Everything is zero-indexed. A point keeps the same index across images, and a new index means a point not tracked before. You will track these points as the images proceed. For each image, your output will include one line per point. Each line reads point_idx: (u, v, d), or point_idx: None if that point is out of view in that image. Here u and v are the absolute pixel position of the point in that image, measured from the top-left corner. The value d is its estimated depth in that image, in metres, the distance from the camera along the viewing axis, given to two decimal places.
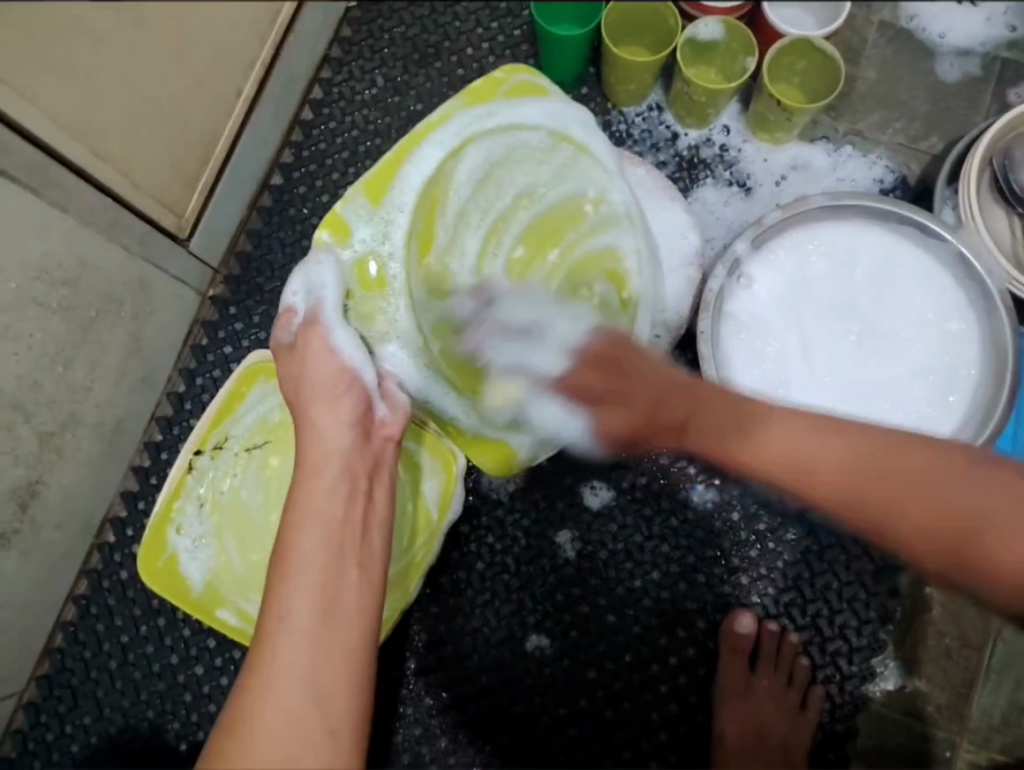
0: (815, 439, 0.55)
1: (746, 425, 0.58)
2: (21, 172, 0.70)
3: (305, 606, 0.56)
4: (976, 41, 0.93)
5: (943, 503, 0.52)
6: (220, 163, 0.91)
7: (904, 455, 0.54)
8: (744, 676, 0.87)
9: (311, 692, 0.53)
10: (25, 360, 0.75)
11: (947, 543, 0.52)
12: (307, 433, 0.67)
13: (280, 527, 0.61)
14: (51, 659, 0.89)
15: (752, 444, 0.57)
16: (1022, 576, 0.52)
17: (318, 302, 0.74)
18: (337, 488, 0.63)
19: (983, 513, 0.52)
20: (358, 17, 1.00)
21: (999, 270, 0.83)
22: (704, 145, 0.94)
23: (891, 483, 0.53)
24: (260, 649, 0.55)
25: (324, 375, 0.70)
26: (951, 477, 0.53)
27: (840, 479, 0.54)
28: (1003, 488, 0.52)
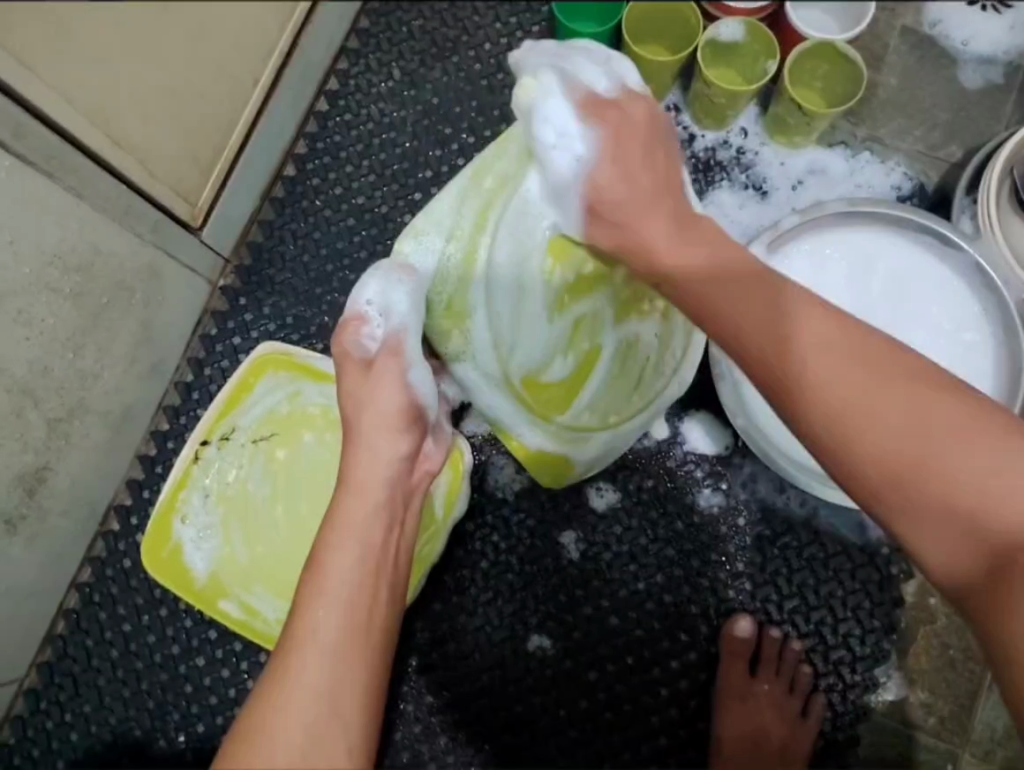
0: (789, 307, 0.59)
1: (695, 255, 0.66)
2: (35, 155, 0.70)
3: (334, 624, 0.59)
4: (999, 49, 0.92)
5: (881, 426, 0.54)
6: (236, 153, 0.90)
7: (887, 367, 0.56)
8: (747, 679, 0.86)
9: (329, 706, 0.57)
10: (36, 346, 0.76)
11: (891, 466, 0.54)
12: (358, 453, 0.69)
13: (319, 539, 0.64)
14: (52, 646, 0.89)
15: (733, 312, 0.61)
16: (946, 520, 0.53)
17: (395, 327, 0.75)
18: (378, 515, 0.66)
19: (915, 429, 0.54)
20: (377, 9, 0.99)
21: (1015, 280, 0.82)
22: (721, 148, 0.93)
23: (847, 373, 0.56)
24: (282, 659, 0.59)
25: (382, 401, 0.72)
26: (906, 393, 0.55)
27: (820, 363, 0.57)
28: (952, 426, 0.54)
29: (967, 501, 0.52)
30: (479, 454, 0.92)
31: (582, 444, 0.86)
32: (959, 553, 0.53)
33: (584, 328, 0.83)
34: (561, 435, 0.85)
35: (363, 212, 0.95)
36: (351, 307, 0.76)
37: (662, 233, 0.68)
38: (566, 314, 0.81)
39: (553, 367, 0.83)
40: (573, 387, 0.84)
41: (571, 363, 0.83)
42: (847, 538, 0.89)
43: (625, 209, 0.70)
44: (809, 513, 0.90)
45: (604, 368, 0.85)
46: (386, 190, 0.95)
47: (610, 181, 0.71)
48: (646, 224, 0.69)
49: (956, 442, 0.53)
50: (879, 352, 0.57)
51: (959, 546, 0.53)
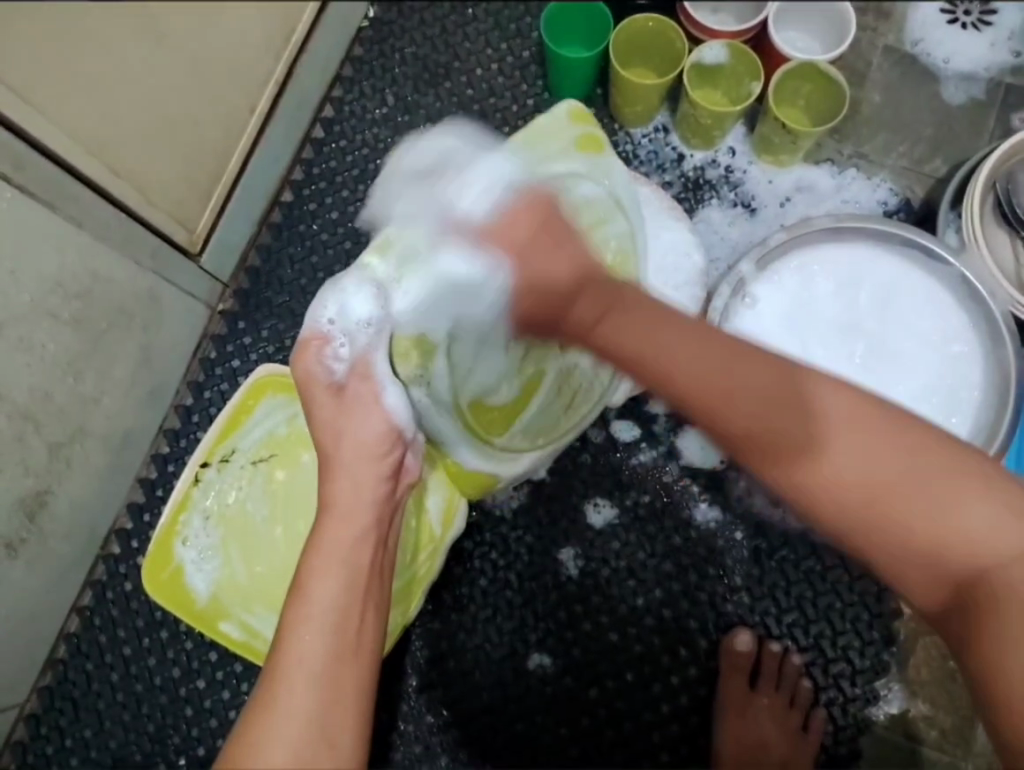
0: (726, 356, 0.51)
1: (628, 314, 0.53)
2: (39, 189, 0.72)
3: (321, 647, 0.56)
4: (979, 66, 0.94)
5: (841, 468, 0.50)
6: (232, 179, 0.92)
7: (855, 413, 0.51)
8: (747, 694, 0.86)
9: (320, 729, 0.54)
10: (37, 371, 0.77)
11: (869, 511, 0.51)
12: (337, 479, 0.66)
13: (303, 564, 0.61)
14: (54, 670, 0.90)
15: (674, 357, 0.51)
16: (912, 550, 0.51)
17: (367, 334, 0.68)
18: (364, 539, 0.63)
19: (885, 477, 0.50)
20: (370, 38, 1.01)
21: (1002, 292, 0.84)
22: (709, 167, 0.95)
23: (823, 440, 0.50)
24: (270, 685, 0.56)
25: (357, 427, 0.68)
26: (885, 434, 0.51)
27: (845, 477, 0.50)
28: (906, 462, 0.50)
29: (942, 538, 0.50)
30: None
31: (511, 464, 0.83)
32: (930, 589, 0.52)
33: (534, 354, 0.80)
34: (500, 459, 0.83)
35: (359, 235, 0.97)
36: (310, 324, 0.68)
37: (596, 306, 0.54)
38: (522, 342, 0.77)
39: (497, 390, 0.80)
40: (515, 410, 0.82)
41: (518, 386, 0.81)
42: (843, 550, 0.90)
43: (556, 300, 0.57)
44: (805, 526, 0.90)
45: (542, 397, 0.84)
46: None
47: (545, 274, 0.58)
48: (576, 299, 0.56)
49: (924, 489, 0.50)
50: (853, 403, 0.51)
51: (929, 579, 0.51)
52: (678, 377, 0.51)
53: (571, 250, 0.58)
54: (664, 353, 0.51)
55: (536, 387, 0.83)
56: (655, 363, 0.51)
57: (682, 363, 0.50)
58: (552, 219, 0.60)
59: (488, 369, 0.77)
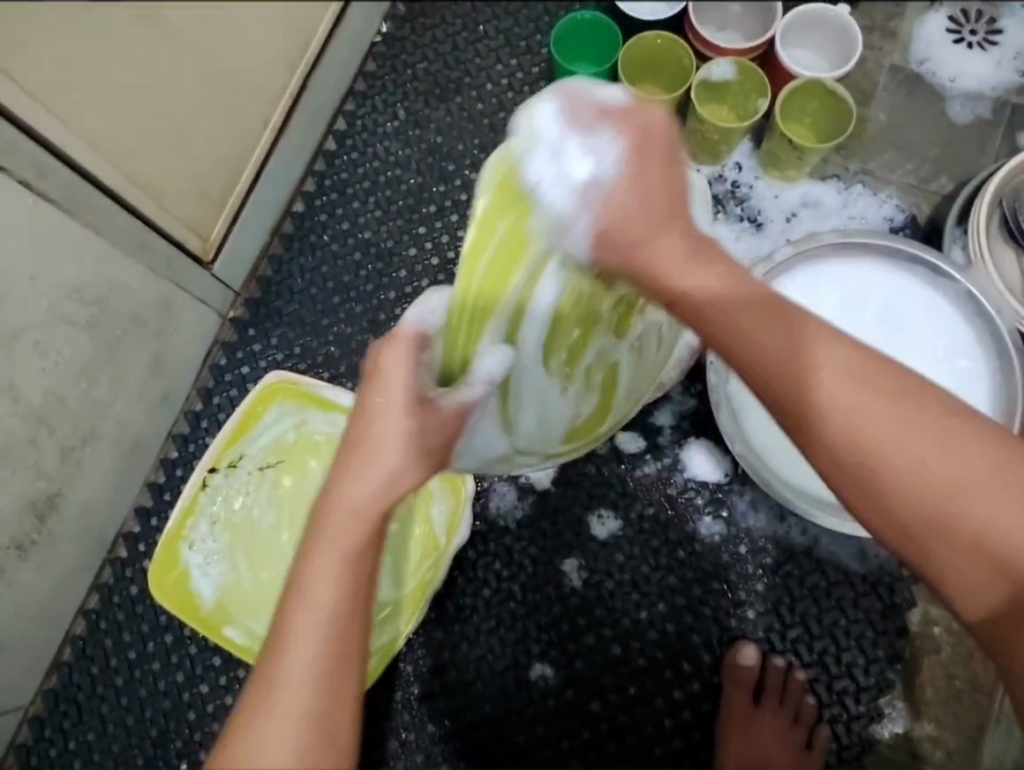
0: (796, 333, 0.52)
1: (708, 278, 0.52)
2: (59, 195, 0.73)
3: (315, 654, 0.49)
4: (985, 86, 0.95)
5: (908, 453, 0.49)
6: (245, 191, 0.93)
7: (924, 401, 0.50)
8: (749, 709, 0.85)
9: (311, 743, 0.48)
10: (51, 375, 0.78)
11: (935, 501, 0.49)
12: (355, 457, 0.53)
13: (302, 553, 0.52)
14: (59, 673, 0.90)
15: (752, 336, 0.52)
16: (981, 554, 0.49)
17: (478, 384, 0.58)
18: (380, 525, 0.52)
19: (953, 476, 0.49)
20: (383, 53, 1.03)
21: (1008, 309, 0.84)
22: (716, 182, 0.96)
23: (879, 419, 0.50)
24: (264, 678, 0.50)
25: (432, 439, 0.54)
26: (948, 422, 0.50)
27: (914, 458, 0.49)
28: (977, 456, 0.49)
29: (999, 537, 0.48)
30: (480, 481, 0.93)
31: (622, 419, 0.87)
32: (989, 597, 0.49)
33: (595, 366, 0.74)
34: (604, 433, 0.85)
35: (369, 246, 0.98)
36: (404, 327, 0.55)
37: (690, 274, 0.52)
38: (577, 375, 0.73)
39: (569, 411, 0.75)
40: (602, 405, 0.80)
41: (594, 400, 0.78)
42: (848, 566, 0.90)
43: (648, 223, 0.52)
44: (810, 541, 0.90)
45: (626, 375, 0.79)
46: (391, 224, 0.98)
47: (642, 190, 0.52)
48: (649, 236, 0.53)
49: (994, 486, 0.48)
50: (913, 383, 0.51)
51: (990, 582, 0.49)
52: (754, 360, 0.52)
53: (674, 187, 0.53)
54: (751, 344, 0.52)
55: (613, 379, 0.78)
56: (730, 333, 0.52)
57: (768, 340, 0.51)
58: (658, 139, 0.52)
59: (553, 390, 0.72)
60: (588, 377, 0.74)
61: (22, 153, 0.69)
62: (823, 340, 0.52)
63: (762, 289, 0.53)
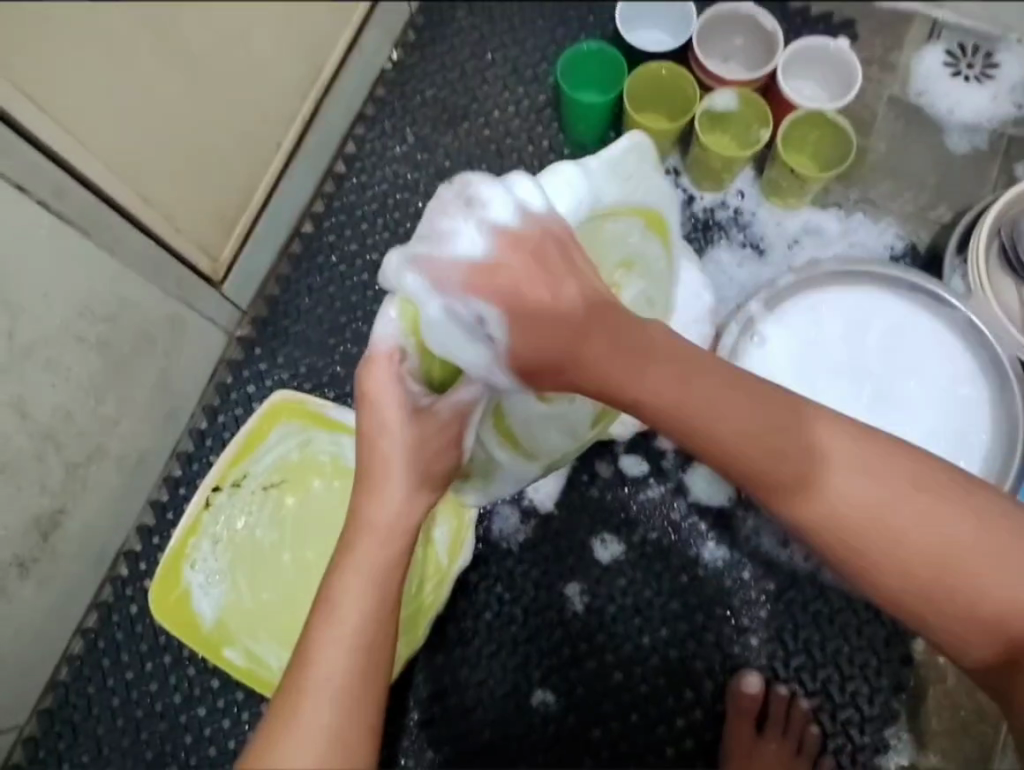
0: (772, 417, 0.49)
1: (662, 376, 0.49)
2: (75, 215, 0.74)
3: (343, 666, 0.53)
4: (983, 118, 0.97)
5: (897, 527, 0.49)
6: (256, 212, 0.95)
7: (905, 472, 0.50)
8: (751, 741, 0.84)
9: (340, 750, 0.52)
10: (61, 391, 0.78)
11: (922, 571, 0.49)
12: (371, 489, 0.58)
13: (331, 570, 0.56)
14: (55, 692, 0.90)
15: (717, 419, 0.49)
16: (973, 616, 0.50)
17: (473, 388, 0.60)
18: (402, 558, 0.57)
19: (941, 547, 0.49)
20: (392, 79, 1.05)
21: (1008, 337, 0.85)
22: (719, 208, 0.97)
23: (862, 493, 0.49)
24: (290, 694, 0.53)
25: (434, 454, 0.59)
26: (933, 492, 0.49)
27: (900, 532, 0.49)
28: (964, 525, 0.49)
29: (991, 602, 0.49)
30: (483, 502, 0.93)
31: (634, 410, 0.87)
32: (983, 650, 0.51)
33: None
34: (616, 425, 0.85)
35: (376, 268, 0.99)
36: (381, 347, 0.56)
37: (616, 364, 0.49)
38: None
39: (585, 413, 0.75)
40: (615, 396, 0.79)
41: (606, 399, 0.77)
42: (851, 592, 0.89)
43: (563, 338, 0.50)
44: (813, 566, 0.90)
45: None
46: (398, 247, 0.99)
47: (536, 322, 0.50)
48: (594, 351, 0.49)
49: (984, 552, 0.49)
50: (893, 454, 0.50)
51: (985, 642, 0.50)
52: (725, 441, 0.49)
53: (578, 283, 0.50)
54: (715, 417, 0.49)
55: None
56: (704, 437, 0.49)
57: (749, 432, 0.49)
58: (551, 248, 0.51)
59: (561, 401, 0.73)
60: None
61: (41, 173, 0.70)
62: (794, 417, 0.50)
63: (721, 375, 0.50)
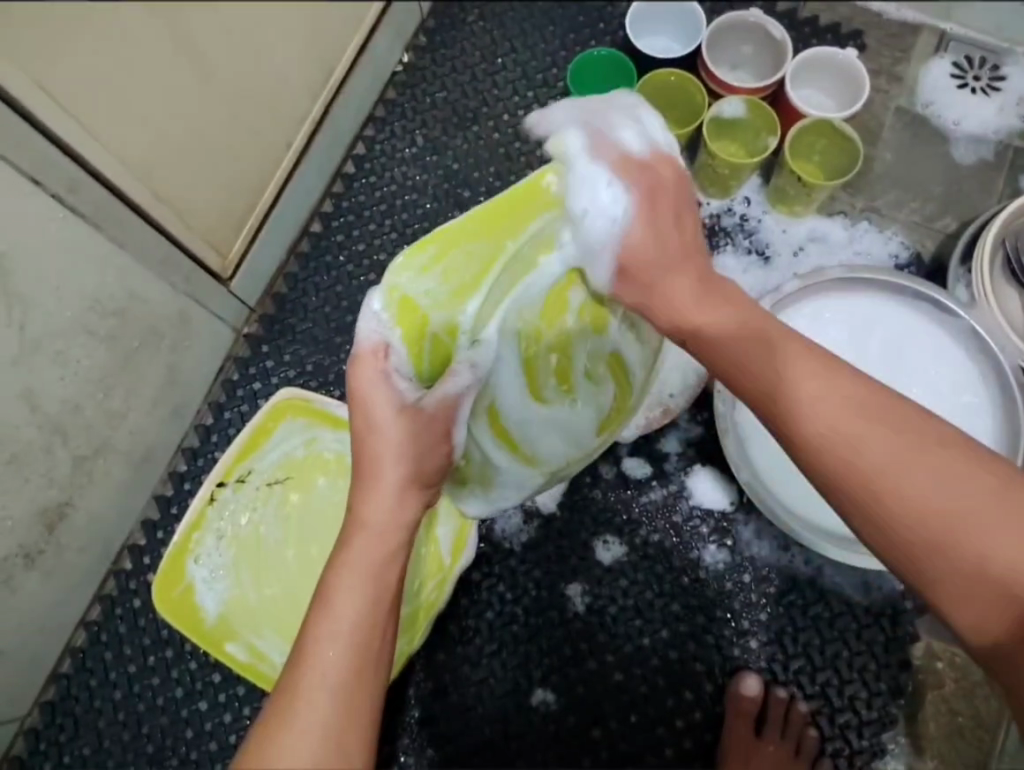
0: (802, 361, 0.57)
1: (708, 314, 0.63)
2: (88, 209, 0.74)
3: (340, 661, 0.53)
4: (989, 129, 0.97)
5: (914, 487, 0.52)
6: (264, 211, 0.95)
7: (925, 434, 0.53)
8: (751, 742, 0.84)
9: (333, 748, 0.51)
10: (70, 384, 0.79)
11: (930, 528, 0.51)
12: (367, 486, 0.60)
13: (327, 570, 0.57)
14: (57, 685, 0.90)
15: (766, 364, 0.58)
16: (982, 580, 0.51)
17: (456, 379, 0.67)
18: (396, 557, 0.58)
19: (953, 506, 0.51)
20: (403, 81, 1.06)
21: (1011, 345, 0.86)
22: (725, 214, 0.98)
23: (877, 445, 0.53)
24: (285, 694, 0.52)
25: (425, 451, 0.63)
26: (947, 455, 0.52)
27: (912, 489, 0.52)
28: (974, 488, 0.51)
29: (1001, 566, 0.50)
30: None
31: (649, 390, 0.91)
32: (987, 621, 0.52)
33: (590, 374, 0.81)
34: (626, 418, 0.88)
35: (384, 268, 1.00)
36: (362, 342, 0.61)
37: (691, 298, 0.64)
38: (574, 385, 0.81)
39: (584, 418, 0.83)
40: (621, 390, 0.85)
41: (606, 392, 0.84)
42: (851, 597, 0.90)
43: (663, 261, 0.65)
44: (813, 571, 0.90)
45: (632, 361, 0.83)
46: (406, 248, 1.00)
47: (652, 233, 0.65)
48: (678, 284, 0.65)
49: (993, 517, 0.51)
50: (916, 419, 0.54)
51: (986, 603, 0.51)
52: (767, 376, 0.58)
53: (680, 230, 0.66)
54: (761, 352, 0.59)
55: (617, 370, 0.83)
56: (744, 375, 0.60)
57: (767, 376, 0.58)
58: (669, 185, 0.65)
59: (559, 406, 0.81)
60: (591, 380, 0.82)
61: (57, 169, 0.71)
62: (830, 369, 0.57)
63: (760, 322, 0.61)
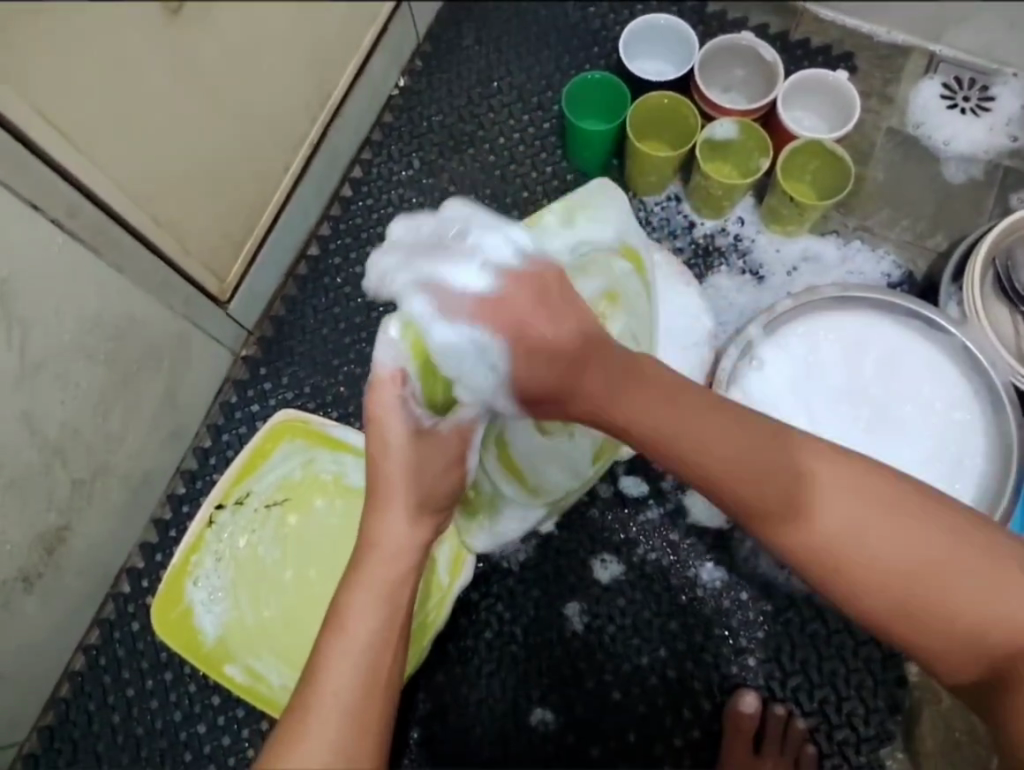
0: (763, 447, 0.54)
1: (646, 404, 0.56)
2: (86, 233, 0.75)
3: (350, 678, 0.54)
4: (979, 149, 0.98)
5: (878, 553, 0.53)
6: (263, 234, 0.96)
7: (885, 495, 0.54)
8: (750, 759, 0.84)
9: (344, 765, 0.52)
10: (70, 407, 0.79)
11: (898, 594, 0.53)
12: (383, 505, 0.59)
13: (340, 587, 0.57)
14: (55, 709, 0.90)
15: (704, 447, 0.55)
16: (958, 633, 0.53)
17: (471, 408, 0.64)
18: (410, 576, 0.58)
19: (915, 567, 0.52)
20: (399, 105, 1.07)
21: (1002, 363, 0.86)
22: (719, 235, 0.99)
23: (838, 517, 0.53)
24: (296, 710, 0.53)
25: (439, 474, 0.63)
26: (902, 512, 0.53)
27: (873, 558, 0.53)
28: (940, 543, 0.53)
29: (970, 618, 0.52)
30: None
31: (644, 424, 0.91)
32: (970, 665, 0.54)
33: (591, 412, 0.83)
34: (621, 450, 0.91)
35: None
36: (381, 363, 0.59)
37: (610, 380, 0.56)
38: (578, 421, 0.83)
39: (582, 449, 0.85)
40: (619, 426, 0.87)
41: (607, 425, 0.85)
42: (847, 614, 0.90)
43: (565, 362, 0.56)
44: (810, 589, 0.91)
45: None
46: None
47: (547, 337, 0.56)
48: (585, 375, 0.57)
49: (959, 572, 0.52)
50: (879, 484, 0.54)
51: (965, 657, 0.54)
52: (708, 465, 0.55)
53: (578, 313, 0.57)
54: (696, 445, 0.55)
55: None
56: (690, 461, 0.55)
57: (757, 459, 0.54)
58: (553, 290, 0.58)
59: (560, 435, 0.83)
60: None
61: (57, 193, 0.71)
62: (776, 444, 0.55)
63: (701, 395, 0.57)
